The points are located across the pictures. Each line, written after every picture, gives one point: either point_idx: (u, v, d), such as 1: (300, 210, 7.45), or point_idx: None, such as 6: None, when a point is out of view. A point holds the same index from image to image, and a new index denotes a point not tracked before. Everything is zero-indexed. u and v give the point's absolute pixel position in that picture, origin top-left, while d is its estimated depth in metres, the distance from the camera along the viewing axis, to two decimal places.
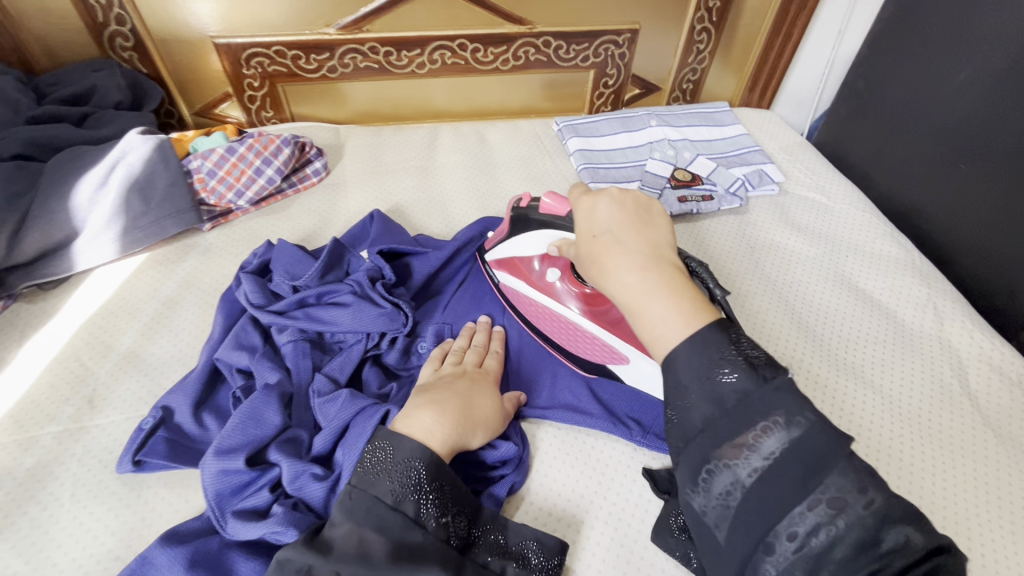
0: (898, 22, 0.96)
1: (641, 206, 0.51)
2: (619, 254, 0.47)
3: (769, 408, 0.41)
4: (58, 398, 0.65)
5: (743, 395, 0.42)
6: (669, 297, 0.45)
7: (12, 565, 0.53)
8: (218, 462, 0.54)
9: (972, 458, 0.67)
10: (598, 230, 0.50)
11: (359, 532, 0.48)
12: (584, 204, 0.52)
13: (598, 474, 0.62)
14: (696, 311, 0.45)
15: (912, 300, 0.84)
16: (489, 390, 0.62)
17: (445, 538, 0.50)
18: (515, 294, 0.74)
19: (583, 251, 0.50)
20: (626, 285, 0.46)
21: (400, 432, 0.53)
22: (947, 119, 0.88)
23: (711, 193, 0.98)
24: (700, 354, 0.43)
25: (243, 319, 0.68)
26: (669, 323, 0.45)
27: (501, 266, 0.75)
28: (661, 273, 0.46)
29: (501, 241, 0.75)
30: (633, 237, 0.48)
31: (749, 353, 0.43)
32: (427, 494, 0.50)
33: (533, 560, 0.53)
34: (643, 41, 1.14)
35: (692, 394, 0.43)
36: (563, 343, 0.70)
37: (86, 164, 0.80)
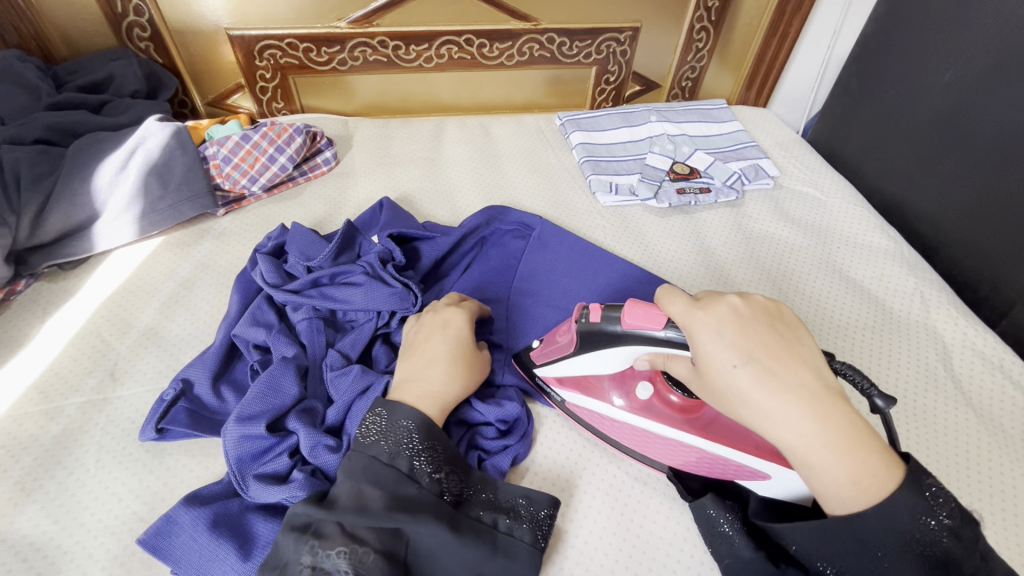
0: (890, 23, 1.00)
1: (776, 326, 0.51)
2: (780, 396, 0.47)
3: (975, 574, 0.45)
4: (81, 371, 0.68)
5: (946, 556, 0.45)
6: (835, 448, 0.46)
7: (42, 525, 0.55)
8: (239, 429, 0.57)
9: (954, 435, 0.71)
10: (739, 361, 0.49)
11: (357, 487, 0.51)
12: (702, 322, 0.51)
13: (599, 446, 0.66)
14: (881, 468, 0.46)
15: (900, 288, 0.88)
16: (464, 329, 0.64)
17: (438, 492, 0.53)
18: (596, 417, 0.65)
19: (715, 384, 0.50)
20: (802, 435, 0.46)
21: (395, 401, 0.57)
22: (935, 116, 0.92)
23: (708, 186, 1.01)
24: (890, 527, 0.45)
25: (260, 298, 0.71)
26: (846, 484, 0.46)
27: (571, 386, 0.65)
28: (828, 415, 0.47)
29: (562, 359, 0.64)
30: (795, 371, 0.48)
31: (942, 517, 0.46)
32: (419, 452, 0.54)
33: (523, 513, 0.55)
34: (644, 39, 1.17)
35: (890, 560, 0.46)
36: (672, 463, 0.62)
37: (107, 149, 0.83)
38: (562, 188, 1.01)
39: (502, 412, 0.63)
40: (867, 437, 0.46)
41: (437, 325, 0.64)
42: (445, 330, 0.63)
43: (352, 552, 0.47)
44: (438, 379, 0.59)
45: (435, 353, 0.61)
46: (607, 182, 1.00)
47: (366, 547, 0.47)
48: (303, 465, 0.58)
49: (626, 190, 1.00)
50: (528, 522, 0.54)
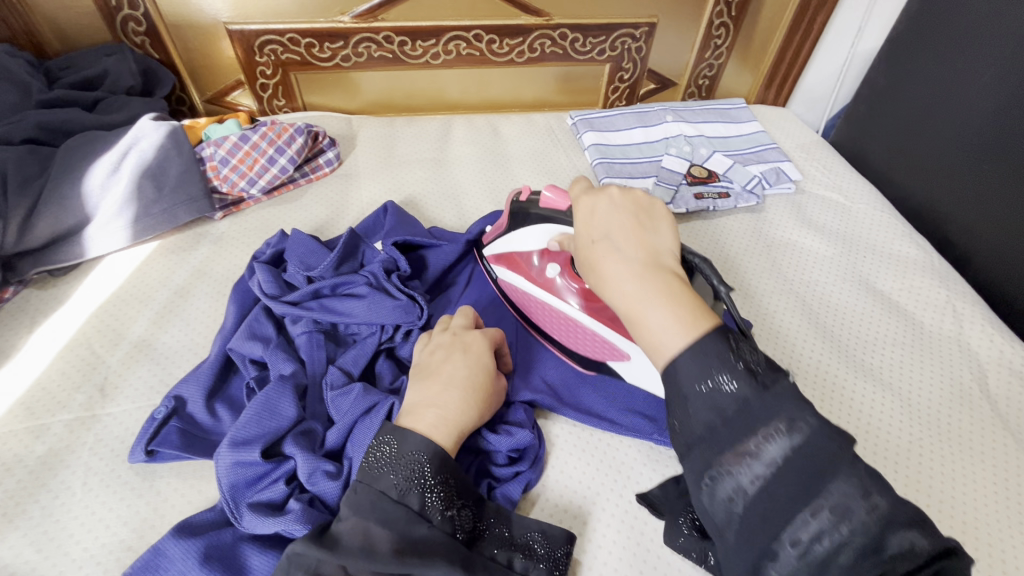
0: (922, 20, 0.95)
1: (641, 211, 0.50)
2: (615, 261, 0.46)
3: (774, 416, 0.40)
4: (69, 386, 0.64)
5: (745, 399, 0.41)
6: (665, 304, 0.44)
7: (23, 554, 0.52)
8: (233, 454, 0.53)
9: (992, 463, 0.67)
10: (596, 235, 0.49)
11: (364, 526, 0.47)
12: (584, 206, 0.51)
13: (613, 471, 0.62)
14: (699, 316, 0.44)
15: (931, 302, 0.83)
16: (485, 354, 0.60)
17: (451, 531, 0.49)
18: (513, 288, 0.72)
19: (583, 257, 0.50)
20: (623, 292, 0.45)
21: (405, 427, 0.52)
22: (970, 119, 0.87)
23: (728, 190, 0.97)
24: (702, 366, 0.42)
25: (257, 309, 0.67)
26: (668, 330, 0.43)
27: (500, 261, 0.73)
28: (653, 278, 0.45)
29: (500, 237, 0.72)
30: (631, 243, 0.47)
31: (750, 359, 0.42)
32: (432, 487, 0.49)
33: (539, 551, 0.52)
34: (660, 35, 1.12)
35: (691, 404, 0.42)
36: (564, 340, 0.69)
37: (99, 149, 0.79)
38: None
39: (513, 440, 0.59)
40: (686, 296, 0.45)
41: (455, 347, 0.60)
42: (466, 354, 0.59)
43: None
44: (453, 409, 0.54)
45: (451, 379, 0.57)
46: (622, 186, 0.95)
47: None
48: (301, 492, 0.54)
49: None
50: (544, 561, 0.52)
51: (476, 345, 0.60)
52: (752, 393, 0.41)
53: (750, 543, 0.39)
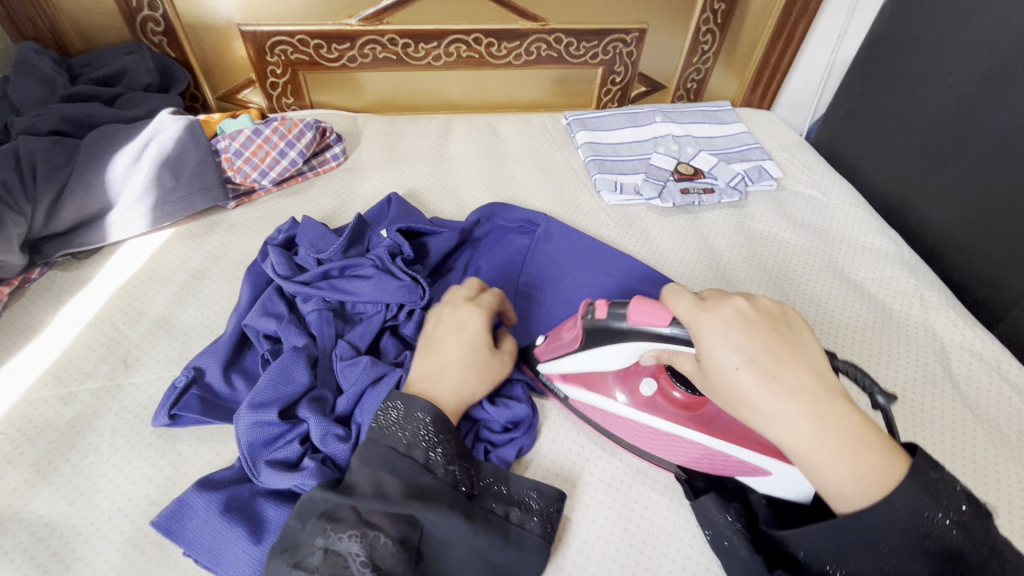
0: (894, 29, 1.01)
1: (779, 322, 0.52)
2: (787, 398, 0.48)
3: (983, 566, 0.46)
4: (95, 357, 0.69)
5: (956, 548, 0.46)
6: (840, 448, 0.46)
7: (57, 506, 0.57)
8: (252, 415, 0.58)
9: (951, 434, 0.72)
10: (740, 362, 0.49)
11: (375, 475, 0.52)
12: (709, 324, 0.51)
13: (601, 440, 0.67)
14: (879, 463, 0.47)
15: (900, 290, 0.89)
16: (482, 333, 0.64)
17: (453, 484, 0.54)
18: (601, 414, 0.65)
19: (721, 388, 0.51)
20: (797, 432, 0.47)
21: (411, 393, 0.58)
22: (937, 120, 0.93)
23: (712, 186, 1.02)
24: (901, 522, 0.46)
25: (271, 289, 0.72)
26: (856, 483, 0.46)
27: (574, 380, 0.66)
28: (829, 415, 0.47)
29: (565, 354, 0.64)
30: (794, 373, 0.49)
31: (956, 513, 0.47)
32: (435, 443, 0.55)
33: (534, 506, 0.57)
34: (650, 41, 1.19)
35: (893, 558, 0.47)
36: (678, 461, 0.62)
37: (122, 140, 0.84)
38: (568, 187, 1.02)
39: (510, 412, 0.64)
40: (867, 435, 0.47)
41: (454, 325, 0.64)
42: (463, 332, 0.64)
43: (366, 536, 0.48)
44: (453, 381, 0.60)
45: (451, 357, 0.62)
46: (613, 182, 1.01)
47: (378, 532, 0.49)
48: (313, 452, 0.59)
49: (631, 189, 1.01)
50: (539, 516, 0.56)
51: (473, 323, 0.65)
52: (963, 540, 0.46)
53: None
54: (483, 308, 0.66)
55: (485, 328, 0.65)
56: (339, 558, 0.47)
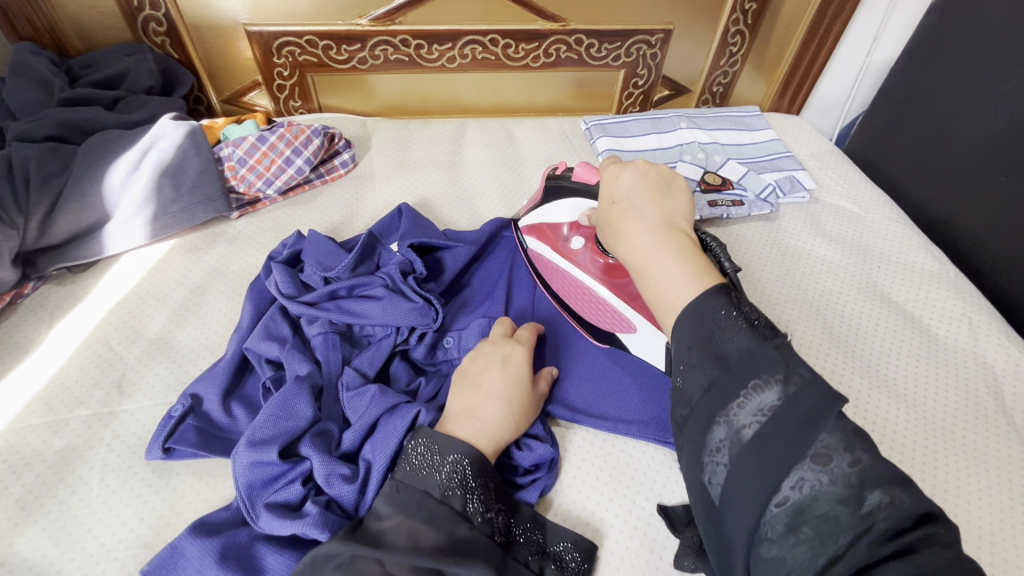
0: (940, 31, 0.95)
1: (663, 179, 0.54)
2: (635, 219, 0.51)
3: (769, 368, 0.40)
4: (87, 382, 0.65)
5: (736, 360, 0.41)
6: (675, 258, 0.47)
7: (42, 548, 0.53)
8: (251, 453, 0.54)
9: (1008, 476, 0.66)
10: (617, 196, 0.53)
11: (408, 525, 0.48)
12: (611, 173, 0.56)
13: (627, 478, 0.62)
14: (706, 273, 0.46)
15: (946, 313, 0.83)
16: (523, 365, 0.62)
17: (489, 534, 0.50)
18: (540, 257, 0.77)
19: (604, 217, 0.54)
20: (637, 245, 0.49)
21: (447, 433, 0.55)
22: (988, 129, 0.87)
23: (742, 198, 0.96)
24: (695, 318, 0.44)
25: (273, 309, 0.68)
26: (677, 284, 0.46)
27: (533, 232, 0.78)
28: (666, 235, 0.49)
29: (534, 209, 0.79)
30: (649, 205, 0.52)
31: (750, 320, 0.43)
32: (473, 490, 0.51)
33: (570, 564, 0.53)
34: (675, 42, 1.13)
35: (693, 351, 0.43)
36: (577, 307, 0.73)
37: (119, 147, 0.80)
38: None
39: (536, 454, 0.59)
40: (696, 255, 0.48)
41: (497, 355, 0.62)
42: (505, 365, 0.61)
43: None
44: (493, 418, 0.56)
45: (493, 390, 0.59)
46: None
47: None
48: (317, 494, 0.54)
49: None
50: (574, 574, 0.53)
51: (512, 353, 0.63)
52: (753, 344, 0.41)
53: (748, 496, 0.38)
54: (525, 345, 0.65)
55: (525, 361, 0.63)
56: None
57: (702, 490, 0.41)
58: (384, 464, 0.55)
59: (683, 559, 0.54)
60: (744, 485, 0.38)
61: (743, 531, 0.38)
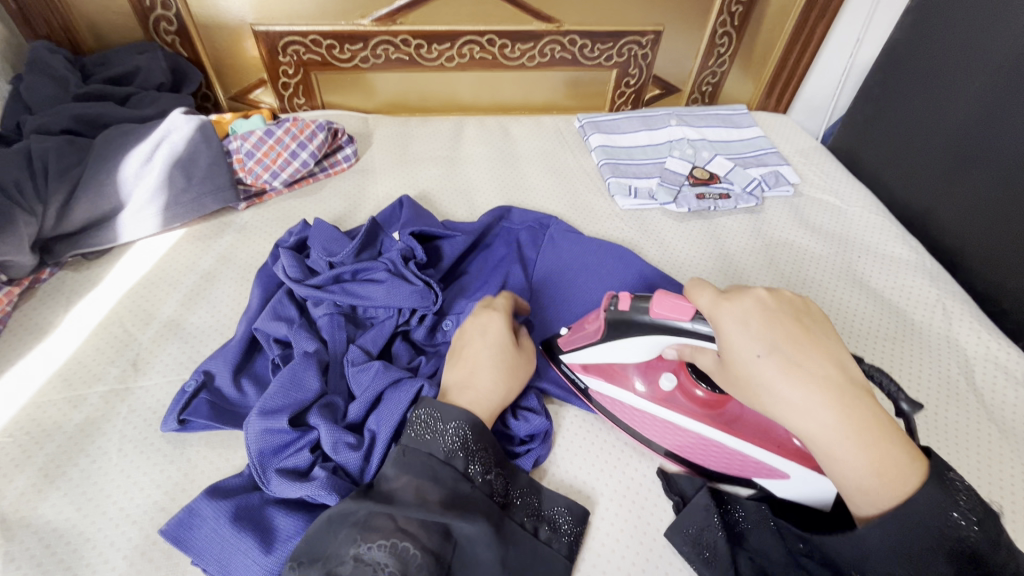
0: (917, 32, 0.99)
1: (799, 314, 0.50)
2: (808, 389, 0.45)
3: (1010, 574, 0.43)
4: (104, 360, 0.68)
5: (975, 554, 0.43)
6: (860, 443, 0.44)
7: (65, 511, 0.56)
8: (262, 422, 0.57)
9: (975, 448, 0.70)
10: (760, 348, 0.48)
11: (415, 484, 0.52)
12: (730, 314, 0.50)
13: (617, 451, 0.65)
14: (899, 467, 0.45)
15: (921, 299, 0.87)
16: (502, 331, 0.64)
17: (488, 493, 0.55)
18: (612, 403, 0.66)
19: (739, 372, 0.49)
20: (821, 423, 0.45)
21: (445, 402, 0.58)
22: (961, 125, 0.91)
23: (729, 191, 1.01)
24: (914, 527, 0.44)
25: (281, 292, 0.71)
26: (871, 478, 0.45)
27: (595, 372, 0.67)
28: (851, 405, 0.45)
29: (589, 345, 0.65)
30: (810, 358, 0.47)
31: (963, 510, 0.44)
32: (473, 453, 0.55)
33: (564, 526, 0.57)
34: (666, 43, 1.17)
35: (912, 566, 0.44)
36: (691, 455, 0.62)
37: (133, 140, 0.84)
38: (581, 190, 1.00)
39: (531, 424, 0.63)
40: (885, 429, 0.45)
41: (477, 327, 0.65)
42: (486, 334, 0.64)
43: (395, 545, 0.47)
44: (485, 386, 0.60)
45: (481, 358, 0.62)
46: (627, 186, 1.00)
47: (410, 542, 0.48)
48: (324, 461, 0.58)
49: (645, 194, 0.99)
50: (567, 535, 0.57)
51: (490, 322, 0.65)
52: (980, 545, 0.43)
53: None
54: (501, 311, 0.67)
55: (503, 324, 0.65)
56: (366, 567, 0.46)
57: None
58: (387, 433, 0.58)
59: (682, 529, 0.57)
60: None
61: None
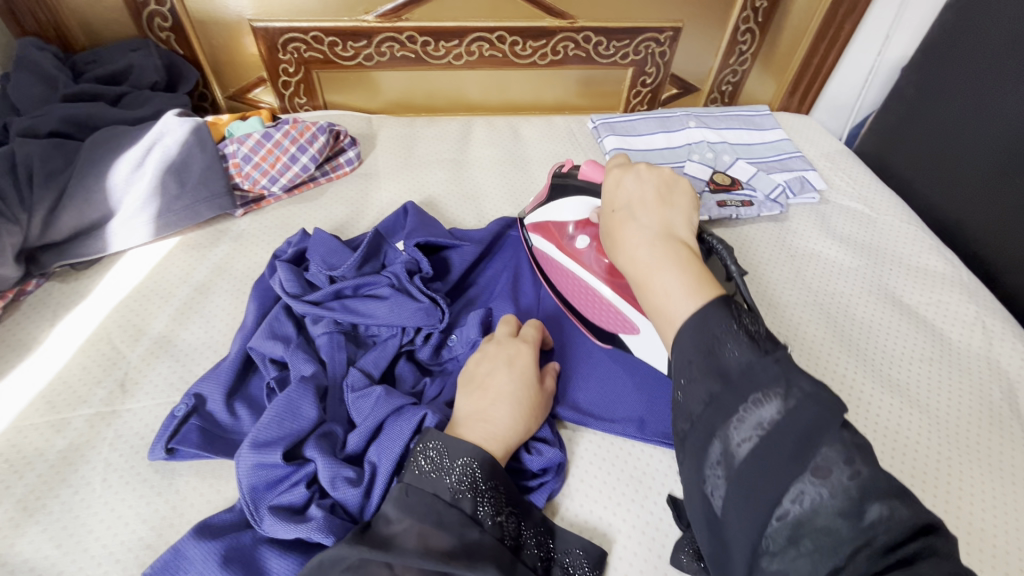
0: (956, 31, 0.93)
1: (665, 185, 0.52)
2: (634, 229, 0.49)
3: (768, 382, 0.37)
4: (90, 380, 0.64)
5: (729, 376, 0.38)
6: (678, 266, 0.45)
7: (44, 549, 0.52)
8: (255, 455, 0.53)
9: (1022, 483, 0.65)
10: (618, 205, 0.52)
11: (419, 528, 0.48)
12: (614, 177, 0.55)
13: (635, 483, 0.61)
14: (706, 282, 0.43)
15: (959, 317, 0.81)
16: (530, 367, 0.61)
17: (499, 537, 0.50)
18: (544, 256, 0.76)
19: (604, 225, 0.53)
20: (635, 257, 0.47)
21: (458, 435, 0.54)
22: (1003, 132, 0.85)
23: (751, 199, 0.94)
24: (696, 331, 0.40)
25: (278, 308, 0.67)
26: (678, 296, 0.43)
27: (538, 230, 0.76)
28: (664, 246, 0.47)
29: (540, 206, 0.76)
30: (650, 213, 0.50)
31: (752, 328, 0.40)
32: (483, 493, 0.51)
33: (578, 571, 0.53)
34: (684, 40, 1.11)
35: (693, 366, 0.39)
36: (579, 307, 0.72)
37: (124, 143, 0.80)
38: None
39: (545, 458, 0.58)
40: (697, 267, 0.45)
41: (503, 357, 0.61)
42: (512, 366, 0.60)
43: None
44: (504, 421, 0.56)
45: (501, 391, 0.58)
46: None
47: None
48: (321, 497, 0.53)
49: None
50: None
51: (519, 353, 0.62)
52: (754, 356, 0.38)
53: (745, 514, 0.35)
54: (530, 344, 0.63)
55: (530, 360, 0.61)
56: None
57: (703, 512, 0.37)
58: (389, 467, 0.54)
59: (681, 539, 0.54)
60: (746, 500, 0.35)
61: (743, 551, 0.35)
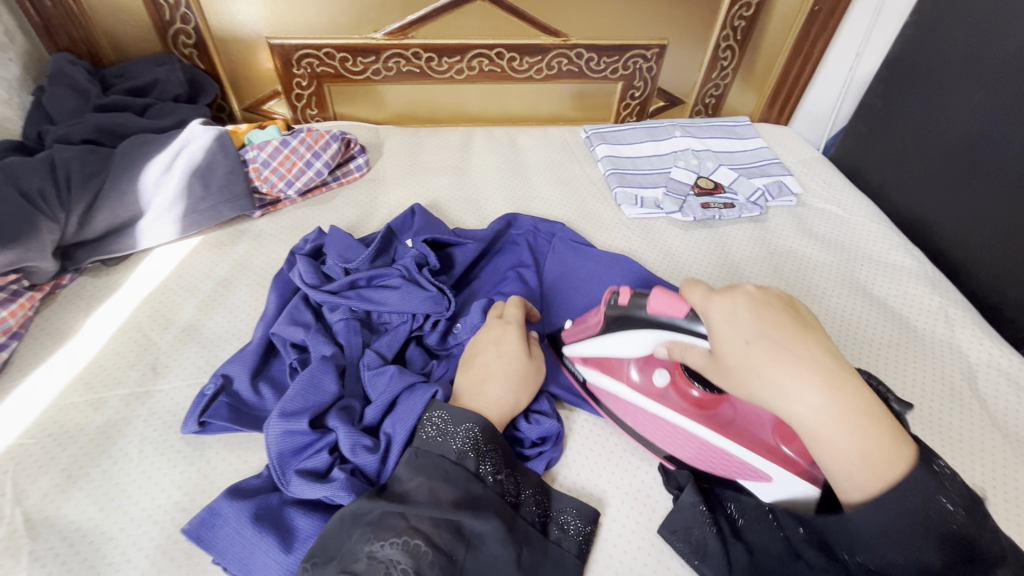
0: (917, 47, 1.02)
1: (789, 306, 0.50)
2: (797, 380, 0.45)
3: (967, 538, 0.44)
4: (124, 364, 0.70)
5: (935, 516, 0.44)
6: (844, 426, 0.44)
7: (87, 511, 0.57)
8: (284, 423, 0.59)
9: (980, 453, 0.71)
10: (749, 335, 0.48)
11: (429, 484, 0.54)
12: (720, 308, 0.51)
13: (626, 453, 0.67)
14: (886, 453, 0.45)
15: (923, 307, 0.88)
16: (516, 345, 0.66)
17: (500, 493, 0.56)
18: (609, 395, 0.67)
19: (728, 363, 0.49)
20: (811, 405, 0.45)
21: (468, 404, 0.61)
22: (959, 136, 0.93)
23: (733, 202, 1.03)
24: (903, 508, 0.44)
25: (297, 298, 0.73)
26: (862, 466, 0.45)
27: (595, 363, 0.67)
28: (841, 388, 0.45)
29: (589, 338, 0.66)
30: (806, 347, 0.47)
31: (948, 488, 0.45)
32: (484, 453, 0.57)
33: (574, 525, 0.58)
34: (670, 56, 1.20)
35: (861, 513, 0.45)
36: (681, 453, 0.63)
37: (153, 149, 0.86)
38: (588, 200, 1.02)
39: (542, 427, 0.64)
40: (882, 420, 0.45)
41: (490, 339, 0.67)
42: (499, 345, 0.66)
43: (409, 544, 0.48)
44: (496, 393, 0.62)
45: (492, 368, 0.64)
46: (633, 196, 1.02)
47: (421, 540, 0.48)
48: (342, 463, 0.59)
49: (651, 203, 1.01)
50: (576, 534, 0.58)
51: (505, 336, 0.67)
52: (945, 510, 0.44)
53: None
54: (515, 323, 0.69)
55: (515, 337, 0.67)
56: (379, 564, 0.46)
57: None
58: (402, 435, 0.59)
59: (678, 527, 0.58)
60: None
61: None
